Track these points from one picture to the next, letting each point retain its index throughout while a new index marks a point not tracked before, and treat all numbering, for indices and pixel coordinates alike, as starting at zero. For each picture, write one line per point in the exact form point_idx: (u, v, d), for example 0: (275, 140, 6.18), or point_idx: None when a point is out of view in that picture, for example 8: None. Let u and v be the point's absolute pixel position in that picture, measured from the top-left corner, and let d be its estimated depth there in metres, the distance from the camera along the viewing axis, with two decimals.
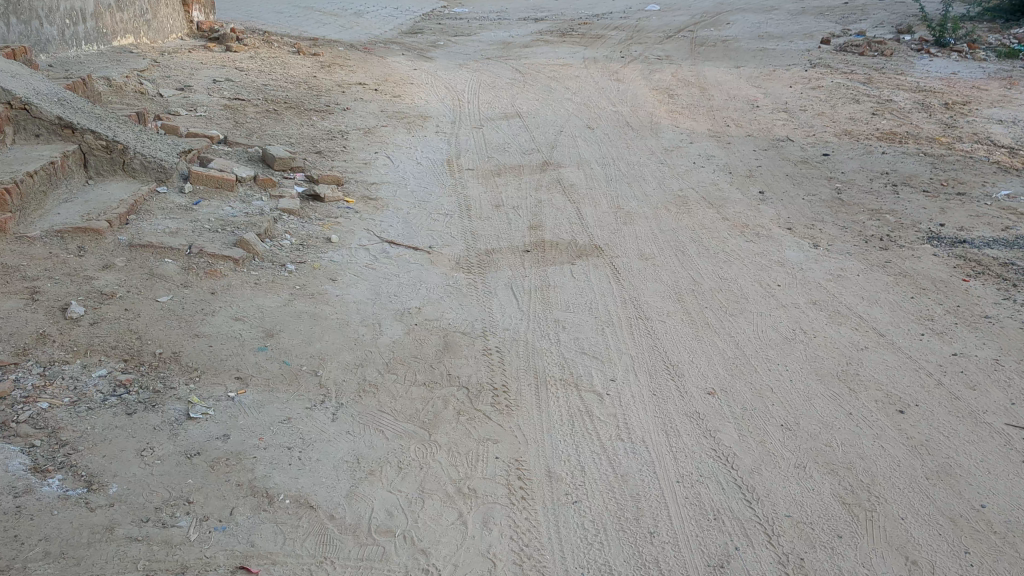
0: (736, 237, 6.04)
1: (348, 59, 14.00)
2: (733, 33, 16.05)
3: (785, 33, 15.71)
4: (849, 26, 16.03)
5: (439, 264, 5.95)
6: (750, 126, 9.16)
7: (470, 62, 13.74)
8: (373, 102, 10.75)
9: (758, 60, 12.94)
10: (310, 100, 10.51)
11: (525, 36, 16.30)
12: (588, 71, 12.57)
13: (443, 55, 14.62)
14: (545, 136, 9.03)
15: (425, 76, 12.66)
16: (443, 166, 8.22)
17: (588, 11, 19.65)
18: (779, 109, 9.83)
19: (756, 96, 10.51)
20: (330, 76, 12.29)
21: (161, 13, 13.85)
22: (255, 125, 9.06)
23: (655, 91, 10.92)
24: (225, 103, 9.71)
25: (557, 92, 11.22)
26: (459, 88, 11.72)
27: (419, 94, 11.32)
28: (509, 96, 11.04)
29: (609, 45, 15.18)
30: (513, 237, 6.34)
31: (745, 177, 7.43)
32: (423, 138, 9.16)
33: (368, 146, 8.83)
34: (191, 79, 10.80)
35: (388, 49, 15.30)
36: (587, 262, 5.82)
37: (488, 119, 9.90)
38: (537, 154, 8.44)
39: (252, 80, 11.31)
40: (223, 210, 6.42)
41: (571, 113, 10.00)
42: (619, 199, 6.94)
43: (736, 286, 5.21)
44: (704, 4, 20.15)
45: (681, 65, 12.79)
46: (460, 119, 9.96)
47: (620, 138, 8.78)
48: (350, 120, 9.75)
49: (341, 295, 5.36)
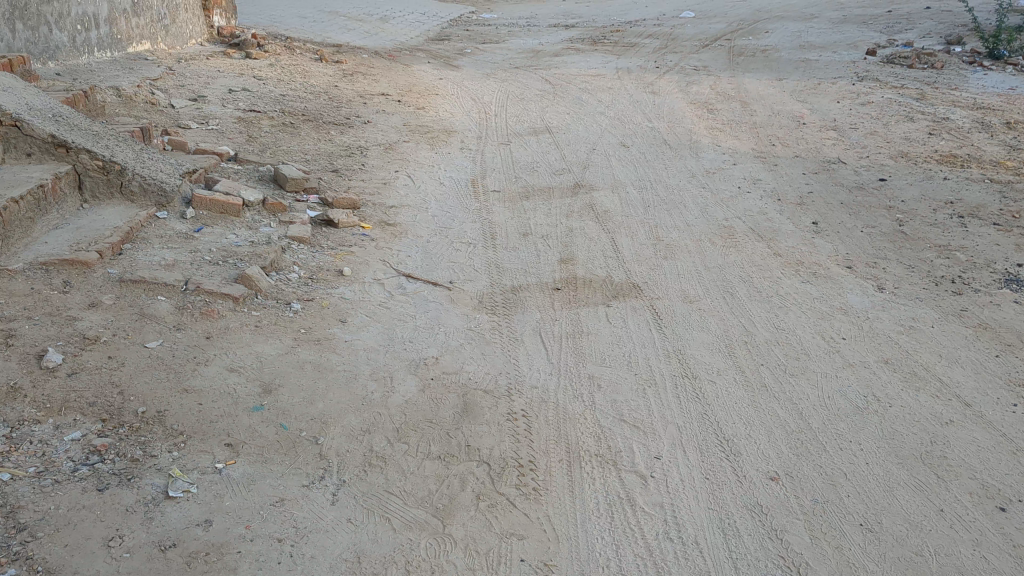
0: (790, 277, 5.44)
1: (372, 67, 13.50)
2: (773, 42, 15.41)
3: (827, 43, 15.06)
4: (894, 36, 15.35)
5: (460, 303, 5.39)
6: (797, 146, 8.55)
7: (498, 72, 13.21)
8: (396, 114, 10.23)
9: (800, 72, 12.31)
10: (330, 113, 10.00)
11: (555, 44, 15.74)
12: (622, 82, 12.00)
13: (470, 63, 14.09)
14: (576, 155, 8.47)
15: (451, 86, 12.13)
16: (468, 187, 7.68)
17: (621, 18, 19.07)
18: (827, 126, 9.21)
19: (802, 112, 9.88)
20: (353, 86, 11.79)
21: (180, 18, 13.41)
22: (270, 140, 8.56)
23: (693, 105, 10.32)
24: (239, 115, 9.21)
25: (589, 105, 10.65)
26: (487, 100, 11.18)
27: (444, 106, 10.79)
28: (539, 109, 10.49)
29: (643, 54, 14.60)
30: (542, 272, 5.77)
31: (796, 205, 6.82)
32: (447, 156, 8.62)
33: (389, 163, 8.30)
34: (206, 88, 10.32)
35: (413, 56, 14.80)
36: (624, 303, 5.23)
37: (516, 135, 9.35)
38: (568, 175, 7.88)
39: (271, 89, 10.82)
40: (226, 238, 5.89)
41: (605, 128, 9.43)
42: (659, 229, 6.36)
43: (795, 339, 4.61)
44: (741, 11, 19.51)
45: (719, 77, 12.18)
46: (487, 134, 9.43)
47: (658, 157, 8.20)
48: (370, 134, 9.24)
49: (350, 340, 4.81)
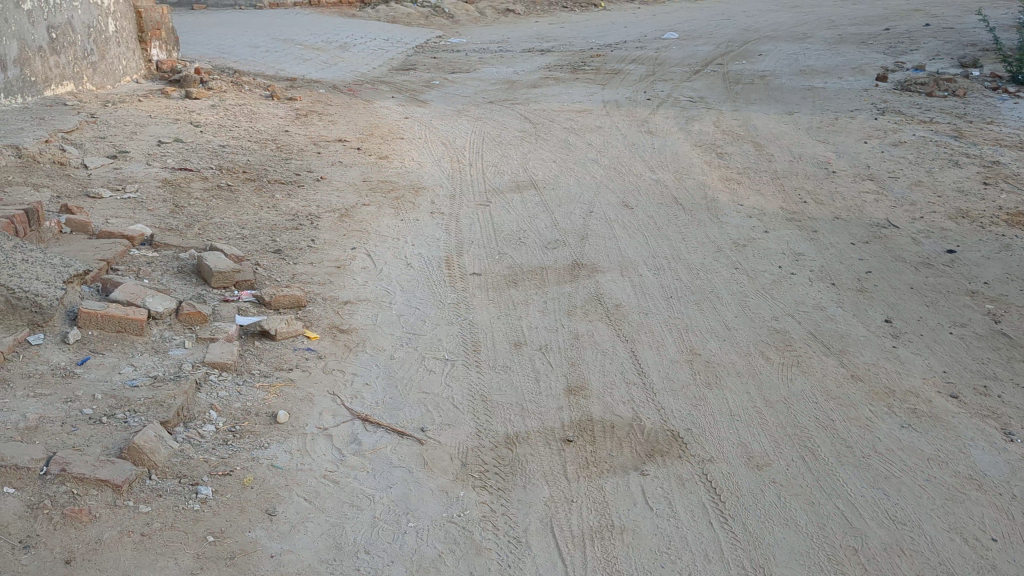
0: (883, 419, 4.03)
1: (329, 106, 12.08)
2: (769, 67, 14.17)
3: (829, 67, 13.79)
4: (901, 58, 14.11)
5: (436, 466, 3.92)
6: (834, 204, 7.16)
7: (470, 108, 11.83)
8: (354, 167, 8.78)
9: (809, 105, 10.99)
10: (276, 168, 8.53)
11: (531, 72, 14.38)
12: (611, 119, 10.62)
13: (439, 98, 12.69)
14: (571, 219, 7.06)
15: (418, 129, 10.70)
16: (442, 268, 6.23)
17: (599, 40, 17.76)
18: (862, 176, 7.86)
19: (827, 157, 8.52)
20: (306, 130, 10.32)
21: (111, 54, 11.89)
22: (200, 209, 7.05)
23: (698, 148, 8.96)
24: (166, 176, 7.70)
25: (578, 150, 9.25)
26: (460, 146, 9.76)
27: (411, 156, 9.36)
28: (521, 157, 9.09)
29: (630, 82, 13.28)
30: (546, 410, 4.30)
31: (856, 294, 5.44)
32: (416, 223, 7.17)
33: (344, 237, 6.83)
34: (131, 140, 8.80)
35: (376, 91, 13.37)
36: (664, 468, 3.79)
37: (496, 192, 7.94)
38: (565, 249, 6.45)
39: (209, 138, 9.34)
40: (120, 373, 4.36)
41: (600, 182, 8.04)
42: (691, 335, 4.93)
43: (924, 547, 3.23)
44: (728, 31, 18.30)
45: (719, 110, 10.83)
46: (463, 192, 8.00)
47: (671, 222, 6.77)
48: (323, 196, 7.77)
49: (279, 552, 3.34)
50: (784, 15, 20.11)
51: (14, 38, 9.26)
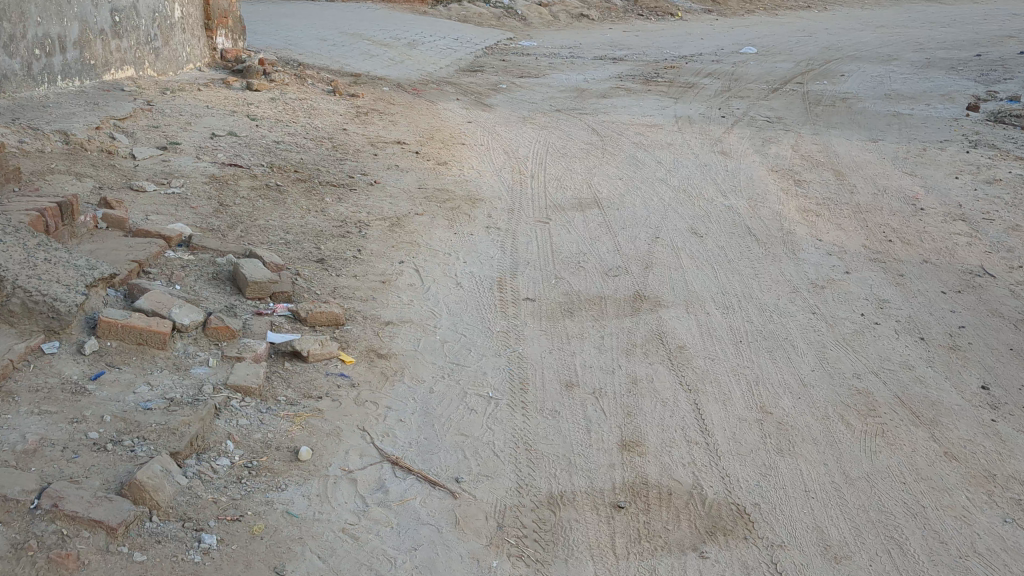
0: (982, 511, 3.52)
1: (391, 106, 11.77)
2: (852, 89, 13.54)
3: (916, 93, 13.12)
4: (993, 88, 13.38)
5: (469, 527, 3.50)
6: (922, 246, 6.60)
7: (536, 115, 11.43)
8: (410, 173, 8.42)
9: (895, 133, 10.38)
10: (330, 169, 8.20)
11: (602, 80, 13.94)
12: (682, 136, 10.13)
13: (504, 103, 12.31)
14: (634, 245, 6.60)
15: (480, 135, 10.32)
16: (493, 290, 5.82)
17: (674, 50, 17.23)
18: (953, 215, 7.27)
19: (914, 191, 7.94)
20: (364, 130, 10.00)
21: (175, 40, 11.70)
22: (245, 210, 6.73)
23: (775, 173, 8.43)
24: (214, 172, 7.40)
25: (646, 168, 8.78)
26: (522, 156, 9.36)
27: (471, 164, 8.99)
28: (585, 172, 8.66)
29: (704, 97, 12.76)
30: (596, 466, 3.85)
31: (948, 353, 4.89)
32: (470, 238, 6.77)
33: (392, 248, 6.45)
34: (184, 131, 8.54)
35: (441, 92, 13.03)
36: (726, 551, 3.33)
37: (557, 210, 7.52)
38: (626, 278, 5.99)
39: (265, 133, 9.06)
40: (135, 393, 4.01)
41: (668, 204, 7.57)
42: (762, 389, 4.44)
43: None
44: (809, 48, 17.65)
45: (798, 133, 10.27)
46: (522, 207, 7.59)
47: (744, 255, 6.27)
48: (375, 203, 7.42)
49: None
50: (868, 35, 19.39)
51: (75, 19, 9.06)
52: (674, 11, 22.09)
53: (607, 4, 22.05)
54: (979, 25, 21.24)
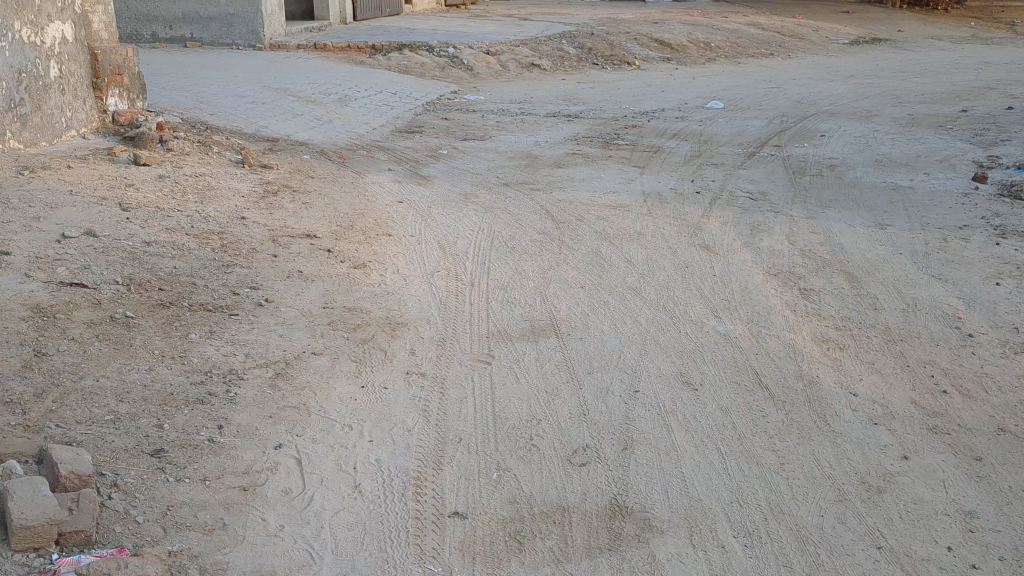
0: None
1: (309, 180, 10.01)
2: (836, 154, 12.09)
3: (909, 159, 11.67)
4: (993, 153, 11.99)
5: None
6: (987, 401, 4.94)
7: (480, 192, 9.74)
8: (317, 284, 6.63)
9: (901, 215, 8.84)
10: (210, 281, 6.36)
11: (556, 144, 12.33)
12: (654, 221, 8.47)
13: (444, 175, 10.61)
14: (605, 404, 4.85)
15: (411, 220, 8.59)
16: (407, 498, 4.01)
17: (633, 105, 15.73)
18: (1013, 347, 5.65)
19: (952, 306, 6.33)
20: (269, 218, 8.19)
21: (51, 103, 9.82)
22: (69, 362, 4.86)
23: (773, 281, 6.78)
24: (43, 298, 5.53)
25: (614, 270, 7.09)
26: (461, 252, 7.63)
27: (396, 265, 7.23)
28: (538, 278, 6.95)
29: (673, 165, 11.18)
30: None
31: None
32: (383, 395, 4.96)
33: (270, 417, 4.60)
34: (27, 231, 6.66)
35: (371, 160, 11.29)
36: None
37: (502, 339, 5.77)
38: (598, 467, 4.23)
39: (136, 228, 7.21)
40: None
41: (645, 330, 5.85)
42: None
43: None
44: (779, 102, 16.28)
45: (789, 217, 8.68)
46: (456, 336, 5.81)
47: (757, 428, 4.52)
48: (261, 335, 5.59)
49: None
50: (840, 87, 18.12)
51: None
52: (631, 59, 20.68)
53: (560, 52, 20.53)
54: (952, 75, 20.09)
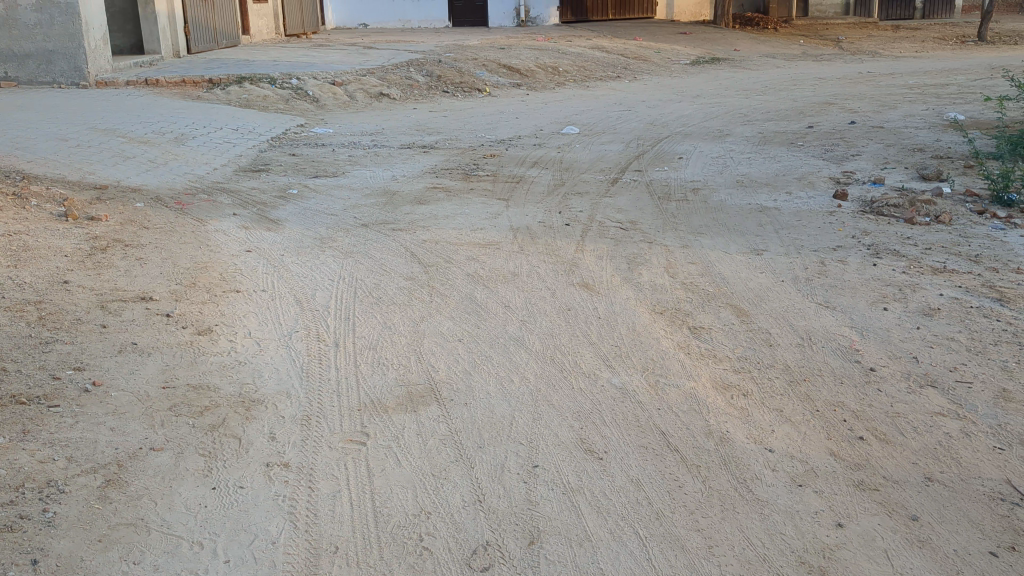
0: None
1: (144, 232, 9.03)
2: (698, 176, 11.94)
3: (769, 178, 11.62)
4: (847, 168, 12.09)
5: None
6: (907, 446, 4.60)
7: (336, 235, 9.01)
8: (155, 358, 5.77)
9: (775, 238, 8.63)
10: (24, 365, 5.42)
11: (413, 177, 11.70)
12: (527, 259, 7.94)
13: (296, 217, 9.81)
14: (502, 485, 4.24)
15: (262, 272, 7.77)
16: None
17: (489, 133, 15.29)
18: (918, 380, 5.37)
19: (847, 337, 6.04)
20: (97, 279, 7.24)
21: None
22: None
23: (661, 320, 6.35)
24: None
25: (491, 317, 6.52)
26: (320, 306, 6.88)
27: (248, 327, 6.42)
28: (409, 332, 6.29)
29: (537, 195, 10.75)
30: None
31: None
32: (240, 498, 4.20)
33: (99, 542, 3.81)
34: None
35: (213, 205, 10.35)
36: None
37: (375, 411, 5.08)
38: (503, 571, 3.62)
39: None
40: None
41: (533, 388, 5.28)
42: None
43: None
44: (633, 124, 16.18)
45: (665, 246, 8.34)
46: (323, 411, 5.08)
47: (673, 505, 4.03)
48: (87, 432, 4.73)
49: None
50: (690, 107, 18.24)
51: None
52: (481, 86, 20.30)
53: (408, 80, 19.93)
54: (793, 91, 20.60)
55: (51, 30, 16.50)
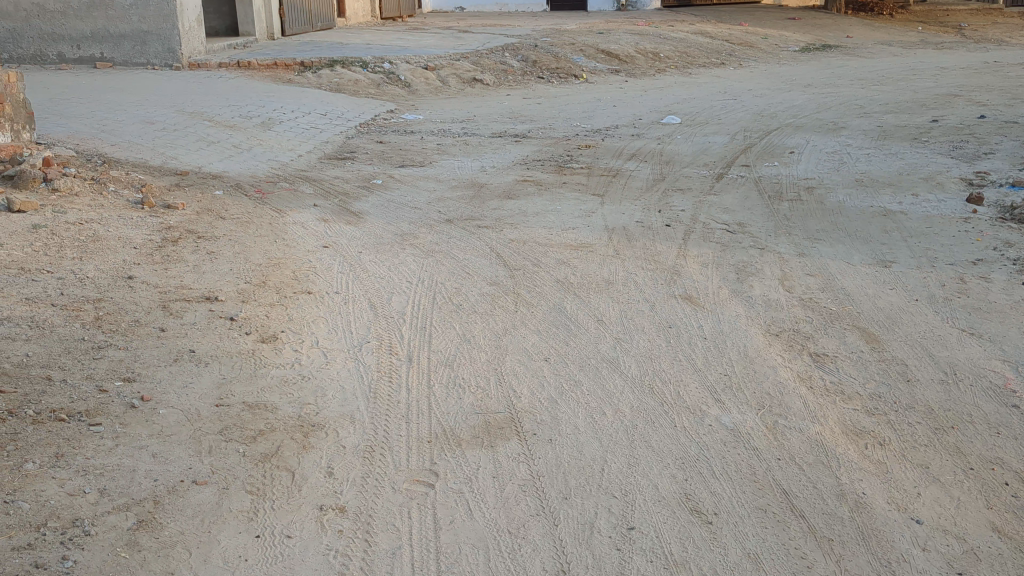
0: None
1: (220, 222, 8.61)
2: (812, 173, 11.00)
3: (892, 178, 10.61)
4: (979, 168, 10.98)
5: None
6: None
7: (418, 230, 8.43)
8: (212, 369, 5.26)
9: (903, 248, 7.71)
10: (71, 374, 4.97)
11: (504, 168, 11.07)
12: (623, 265, 7.22)
13: (378, 210, 9.29)
14: (590, 551, 3.57)
15: (337, 270, 7.24)
16: None
17: (585, 122, 14.55)
18: None
19: (999, 373, 5.16)
20: (164, 275, 6.81)
21: None
22: None
23: (777, 344, 5.57)
24: None
25: (582, 333, 5.83)
26: (396, 313, 6.30)
27: (316, 335, 5.88)
28: (490, 347, 5.65)
29: (636, 190, 9.99)
30: None
31: None
32: (286, 551, 3.64)
33: None
34: None
35: (294, 194, 9.89)
36: None
37: (447, 444, 4.45)
38: None
39: None
40: None
41: (629, 423, 4.58)
42: None
43: None
44: (739, 115, 15.22)
45: (777, 254, 7.51)
46: (389, 442, 4.48)
47: None
48: (127, 457, 4.22)
49: None
50: (800, 97, 17.15)
51: None
52: (577, 72, 19.55)
53: (503, 66, 19.31)
54: (912, 81, 19.27)
55: (147, 11, 16.37)
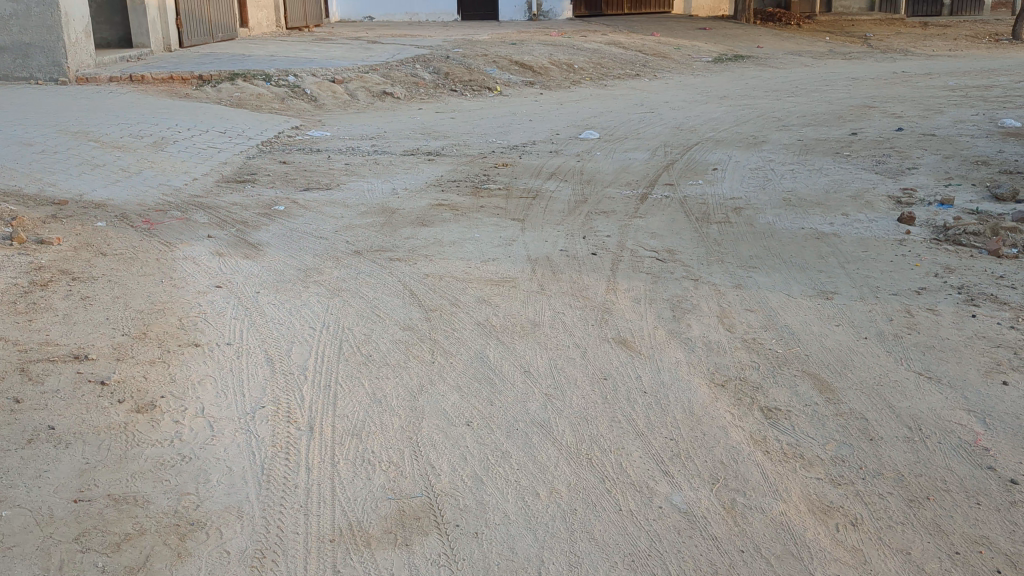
0: None
1: (100, 259, 7.71)
2: (737, 191, 10.59)
3: (819, 196, 10.26)
4: (905, 184, 10.73)
5: None
6: None
7: (323, 264, 7.68)
8: (73, 450, 4.45)
9: (842, 275, 7.28)
10: None
11: (416, 191, 10.38)
12: (550, 302, 6.61)
13: (279, 240, 8.50)
14: None
15: (231, 316, 6.46)
16: None
17: (500, 137, 13.95)
18: None
19: (966, 427, 4.70)
20: (26, 328, 5.93)
21: None
22: None
23: (723, 397, 5.02)
24: None
25: (508, 388, 5.19)
26: (296, 367, 5.55)
27: (202, 399, 5.10)
28: (403, 409, 4.96)
29: (558, 213, 9.41)
30: None
31: None
32: None
33: None
34: None
35: (187, 224, 9.04)
36: None
37: (354, 544, 3.75)
38: None
39: None
40: None
41: (566, 507, 3.95)
42: None
43: None
44: (659, 128, 14.82)
45: (712, 286, 7.00)
46: (283, 545, 3.76)
47: None
48: None
49: None
50: (718, 109, 16.87)
51: None
52: (491, 84, 18.95)
53: (414, 78, 18.59)
54: (826, 92, 19.21)
55: (28, 22, 15.20)
